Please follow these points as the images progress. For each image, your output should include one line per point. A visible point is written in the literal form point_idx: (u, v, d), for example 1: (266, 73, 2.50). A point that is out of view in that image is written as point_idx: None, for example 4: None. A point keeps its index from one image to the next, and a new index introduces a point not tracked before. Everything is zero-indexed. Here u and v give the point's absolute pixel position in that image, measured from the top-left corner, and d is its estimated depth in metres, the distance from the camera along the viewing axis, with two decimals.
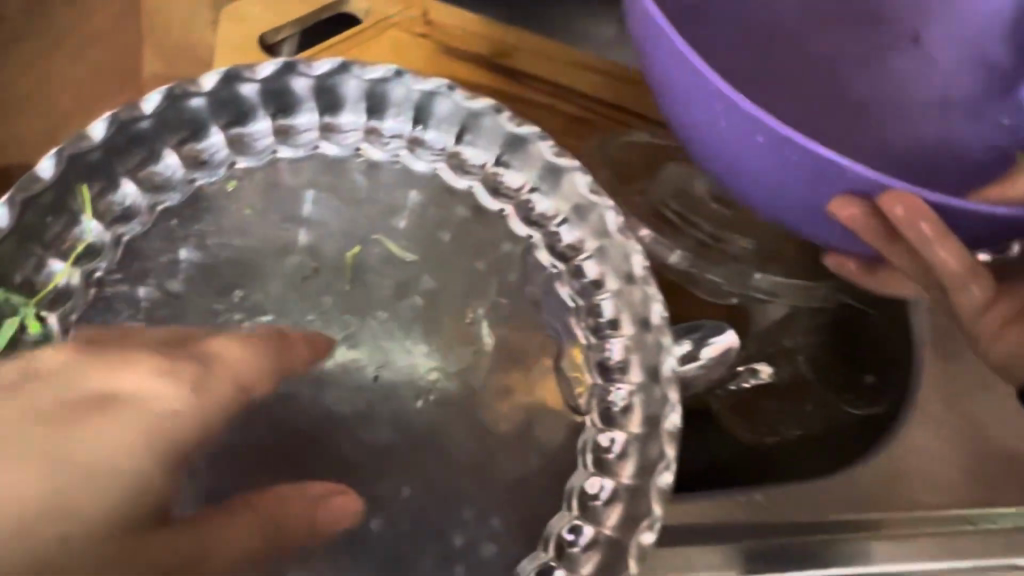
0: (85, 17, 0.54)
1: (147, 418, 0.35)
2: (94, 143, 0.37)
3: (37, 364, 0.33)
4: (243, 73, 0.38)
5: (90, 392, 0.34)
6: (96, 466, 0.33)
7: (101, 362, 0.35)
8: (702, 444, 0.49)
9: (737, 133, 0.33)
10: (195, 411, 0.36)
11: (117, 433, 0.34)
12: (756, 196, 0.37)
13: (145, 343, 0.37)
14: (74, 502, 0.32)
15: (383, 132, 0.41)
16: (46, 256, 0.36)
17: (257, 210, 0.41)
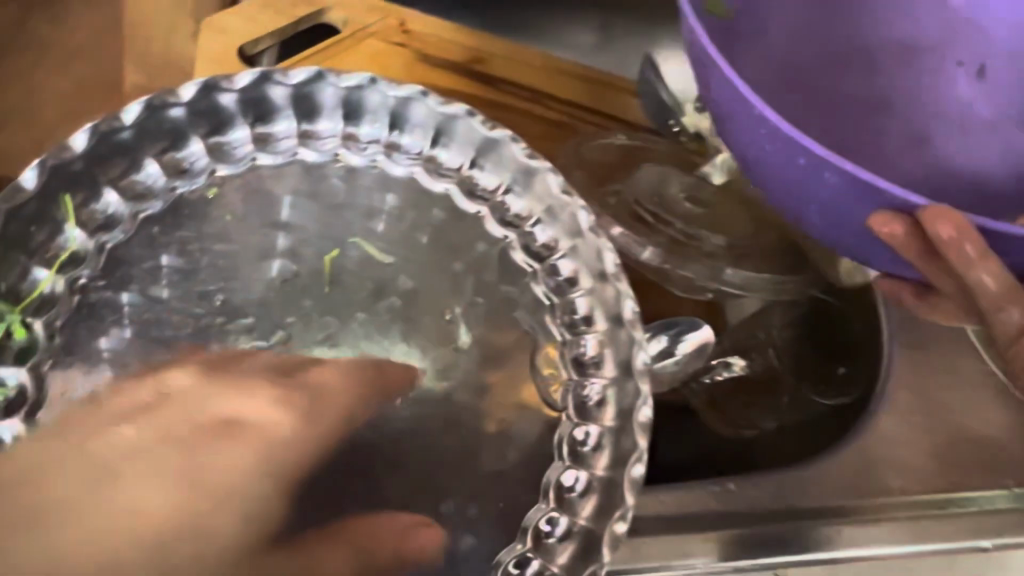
0: (71, 35, 0.56)
1: (264, 440, 0.40)
2: (76, 153, 0.37)
3: (165, 390, 0.38)
4: (222, 84, 0.39)
5: (215, 416, 0.39)
6: (222, 484, 0.37)
7: (218, 390, 0.40)
8: (683, 438, 0.51)
9: (783, 157, 0.33)
10: (305, 435, 0.41)
11: (236, 455, 0.39)
12: (808, 221, 0.37)
13: (252, 372, 0.42)
14: (205, 516, 0.36)
15: (361, 138, 0.42)
16: (30, 264, 0.36)
17: (238, 216, 0.42)
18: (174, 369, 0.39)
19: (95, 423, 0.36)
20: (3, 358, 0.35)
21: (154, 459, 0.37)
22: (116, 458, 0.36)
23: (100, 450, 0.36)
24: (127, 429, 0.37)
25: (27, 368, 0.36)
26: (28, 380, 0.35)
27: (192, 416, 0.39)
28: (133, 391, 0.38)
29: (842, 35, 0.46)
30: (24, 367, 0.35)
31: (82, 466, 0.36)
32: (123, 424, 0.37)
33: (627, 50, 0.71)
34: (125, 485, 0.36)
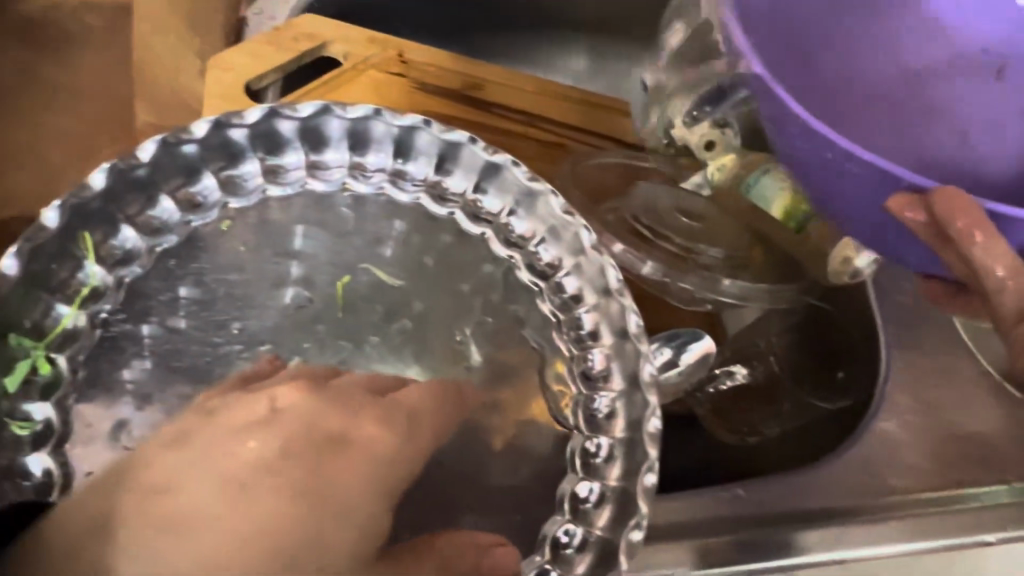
0: (77, 76, 0.57)
1: (371, 463, 0.38)
2: (94, 192, 0.38)
3: (280, 405, 0.38)
4: (231, 120, 0.40)
5: (325, 432, 0.38)
6: (333, 496, 0.36)
7: (325, 405, 0.39)
8: (688, 448, 0.53)
9: (811, 151, 0.36)
10: (402, 454, 0.39)
11: (345, 470, 0.37)
12: (839, 214, 0.39)
13: (353, 388, 0.41)
14: (321, 532, 0.35)
15: (367, 167, 0.43)
16: (53, 300, 0.37)
17: (251, 247, 0.44)
18: (285, 386, 0.39)
19: (216, 438, 0.37)
20: (30, 394, 0.36)
21: (275, 473, 0.37)
22: (241, 471, 0.36)
23: (224, 462, 0.36)
24: (252, 444, 0.37)
25: (51, 402, 0.36)
26: (53, 413, 0.36)
27: (300, 432, 0.38)
28: (248, 407, 0.38)
29: (863, 29, 0.46)
30: (49, 401, 0.36)
31: (207, 475, 0.36)
32: (246, 439, 0.37)
33: (616, 71, 0.73)
34: (251, 495, 0.36)
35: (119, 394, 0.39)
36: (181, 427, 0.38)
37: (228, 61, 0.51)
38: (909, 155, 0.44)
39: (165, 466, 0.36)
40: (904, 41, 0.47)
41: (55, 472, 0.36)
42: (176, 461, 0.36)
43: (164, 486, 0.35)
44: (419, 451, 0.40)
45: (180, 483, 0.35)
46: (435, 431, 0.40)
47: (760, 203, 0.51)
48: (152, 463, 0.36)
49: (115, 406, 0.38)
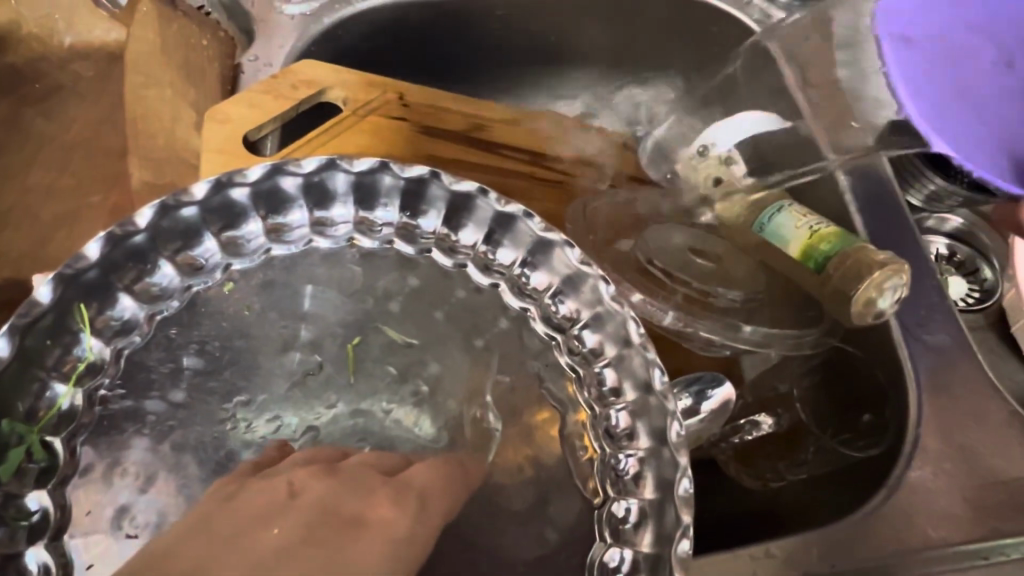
0: (64, 129, 0.55)
1: (390, 551, 0.31)
2: (90, 262, 0.36)
3: (298, 489, 0.33)
4: (233, 179, 0.39)
5: (346, 514, 0.32)
6: None
7: (340, 489, 0.33)
8: (712, 494, 0.53)
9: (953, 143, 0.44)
10: (416, 541, 0.32)
11: (368, 555, 0.30)
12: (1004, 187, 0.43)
13: (361, 469, 0.35)
14: None
15: (375, 222, 0.43)
16: (49, 378, 0.35)
17: (255, 309, 0.41)
18: (298, 471, 0.35)
19: (235, 526, 0.31)
20: (24, 483, 0.33)
21: (300, 563, 0.29)
22: (263, 559, 0.29)
23: (246, 549, 0.29)
24: (276, 528, 0.30)
25: (48, 489, 0.34)
26: (50, 501, 0.34)
27: (318, 512, 0.32)
28: (266, 492, 0.33)
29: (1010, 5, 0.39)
30: (45, 488, 0.34)
31: (235, 563, 0.29)
32: (268, 526, 0.31)
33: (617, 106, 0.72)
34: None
35: (118, 475, 0.36)
36: (199, 515, 0.32)
37: (222, 110, 0.49)
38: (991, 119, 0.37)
39: (186, 553, 0.29)
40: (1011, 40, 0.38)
41: (52, 566, 0.33)
42: (195, 547, 0.30)
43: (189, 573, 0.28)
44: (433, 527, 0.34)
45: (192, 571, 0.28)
46: (445, 505, 0.35)
47: (774, 240, 0.48)
48: (153, 557, 0.30)
49: (113, 489, 0.35)
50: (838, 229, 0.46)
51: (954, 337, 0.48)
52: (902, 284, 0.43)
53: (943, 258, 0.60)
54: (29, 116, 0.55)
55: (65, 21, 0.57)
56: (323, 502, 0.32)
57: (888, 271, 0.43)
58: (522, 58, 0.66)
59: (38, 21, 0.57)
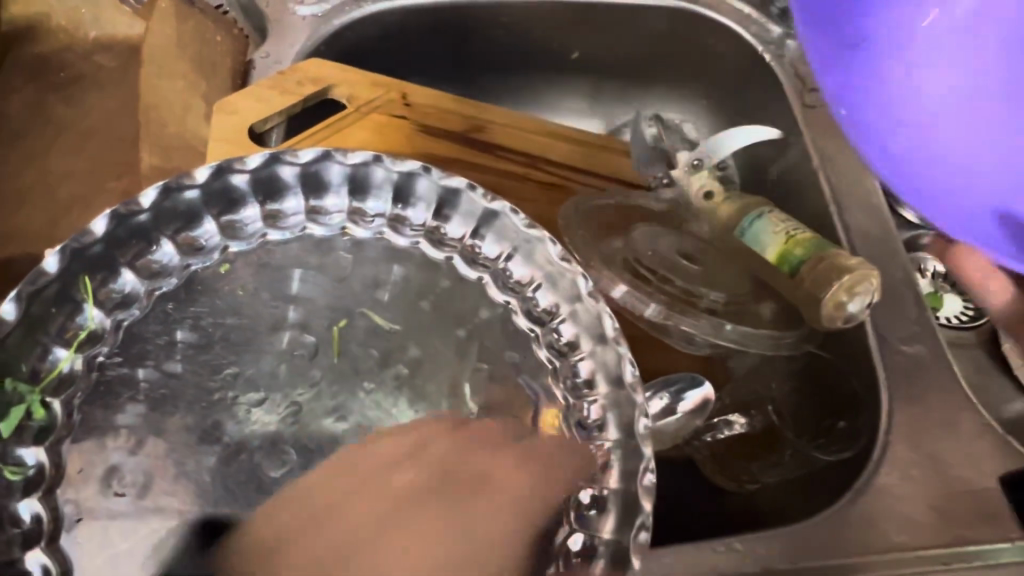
0: (77, 110, 0.56)
1: (511, 510, 0.38)
2: (96, 237, 0.39)
3: (429, 439, 0.40)
4: (233, 166, 0.42)
5: (469, 471, 0.39)
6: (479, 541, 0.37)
7: (466, 445, 0.40)
8: (687, 494, 0.53)
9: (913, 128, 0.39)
10: (539, 502, 0.38)
11: (490, 513, 0.38)
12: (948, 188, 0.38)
13: (483, 430, 0.41)
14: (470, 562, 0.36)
15: (367, 213, 0.45)
16: (52, 343, 0.38)
17: (249, 290, 0.43)
18: (430, 427, 0.41)
19: (374, 466, 0.39)
20: (22, 439, 0.36)
21: (426, 506, 0.38)
22: (400, 498, 0.38)
23: (388, 492, 0.38)
24: (407, 475, 0.39)
25: (45, 446, 0.36)
26: (46, 457, 0.36)
27: (443, 463, 0.39)
28: (401, 439, 0.41)
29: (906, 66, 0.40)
30: (43, 446, 0.36)
31: (380, 502, 0.38)
32: (399, 471, 0.39)
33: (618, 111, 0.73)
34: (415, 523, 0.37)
35: (111, 439, 0.38)
36: (341, 458, 0.40)
37: (231, 101, 0.51)
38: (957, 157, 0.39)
39: (327, 493, 0.38)
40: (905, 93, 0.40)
41: (44, 516, 0.35)
42: (341, 485, 0.39)
43: (331, 508, 0.38)
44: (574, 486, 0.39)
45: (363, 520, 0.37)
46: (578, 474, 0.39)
47: (753, 245, 0.52)
48: (306, 492, 0.39)
49: (106, 450, 0.38)
50: (814, 235, 0.49)
51: (932, 349, 0.49)
52: (872, 290, 0.47)
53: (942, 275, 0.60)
54: (54, 104, 0.56)
55: (93, 16, 0.59)
56: (449, 452, 0.40)
57: (858, 275, 0.46)
58: (526, 62, 0.68)
59: (65, 13, 0.59)
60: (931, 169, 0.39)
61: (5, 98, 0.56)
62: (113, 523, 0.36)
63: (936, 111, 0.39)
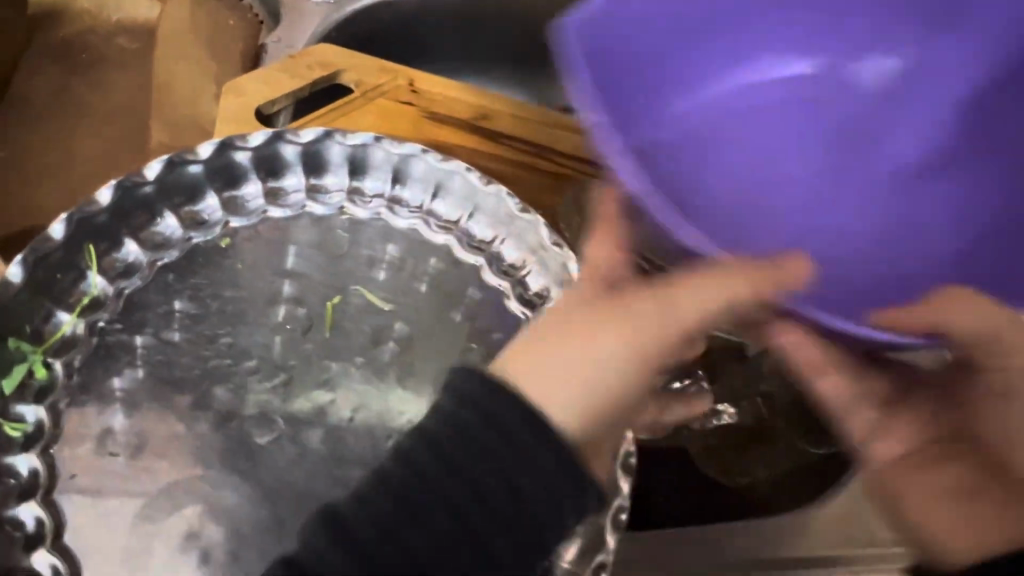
0: (97, 91, 0.58)
1: (602, 259, 0.37)
2: (102, 207, 0.41)
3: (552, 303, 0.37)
4: (236, 143, 0.44)
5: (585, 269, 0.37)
6: (593, 303, 0.34)
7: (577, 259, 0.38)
8: (668, 484, 0.49)
9: (777, 197, 0.48)
10: (612, 238, 0.37)
11: (591, 287, 0.35)
12: (831, 242, 0.47)
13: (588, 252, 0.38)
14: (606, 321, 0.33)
15: (365, 193, 0.46)
16: (55, 307, 0.40)
17: (247, 264, 0.44)
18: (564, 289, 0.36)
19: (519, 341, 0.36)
20: (24, 397, 0.38)
21: (568, 316, 0.34)
22: (548, 330, 0.34)
23: (544, 335, 0.34)
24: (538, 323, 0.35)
25: (45, 405, 0.38)
26: (45, 415, 0.38)
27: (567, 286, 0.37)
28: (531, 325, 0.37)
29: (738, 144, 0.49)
30: (43, 404, 0.38)
31: (544, 343, 0.34)
32: (533, 328, 0.35)
33: None
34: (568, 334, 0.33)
35: (109, 402, 0.39)
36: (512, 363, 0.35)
37: (241, 86, 0.53)
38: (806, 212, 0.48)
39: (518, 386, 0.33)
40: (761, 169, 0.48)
41: (41, 472, 0.37)
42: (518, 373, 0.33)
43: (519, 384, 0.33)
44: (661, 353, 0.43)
45: (571, 339, 0.33)
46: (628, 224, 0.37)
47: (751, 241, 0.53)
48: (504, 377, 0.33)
49: (105, 413, 0.39)
50: None
51: None
52: None
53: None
54: (76, 86, 0.58)
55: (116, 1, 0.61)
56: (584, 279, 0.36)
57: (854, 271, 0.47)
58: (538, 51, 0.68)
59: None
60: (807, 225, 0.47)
61: (29, 78, 0.58)
62: (108, 483, 0.37)
63: (729, 199, 0.47)
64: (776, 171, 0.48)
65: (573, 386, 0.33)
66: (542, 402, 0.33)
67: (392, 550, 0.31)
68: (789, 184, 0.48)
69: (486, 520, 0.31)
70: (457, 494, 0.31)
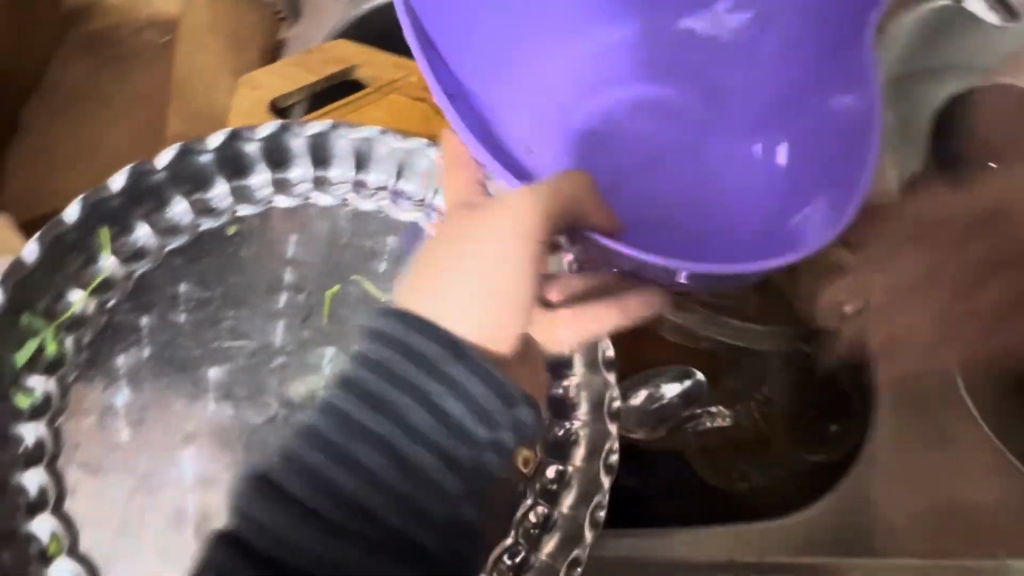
0: (126, 85, 0.60)
1: (463, 200, 0.43)
2: (114, 192, 0.43)
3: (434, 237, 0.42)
4: (245, 133, 0.45)
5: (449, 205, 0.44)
6: (465, 236, 0.40)
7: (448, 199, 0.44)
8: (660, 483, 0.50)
9: (669, 177, 0.53)
10: (464, 183, 0.44)
11: (457, 223, 0.41)
12: (732, 205, 0.51)
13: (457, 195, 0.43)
14: (476, 250, 0.39)
15: (370, 185, 0.47)
16: (68, 286, 0.41)
17: (252, 252, 0.46)
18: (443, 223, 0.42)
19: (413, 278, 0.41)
20: (34, 367, 0.39)
21: (447, 253, 0.40)
22: (436, 266, 0.40)
23: (429, 275, 0.40)
24: (423, 262, 0.41)
25: (53, 378, 0.40)
26: (54, 389, 0.39)
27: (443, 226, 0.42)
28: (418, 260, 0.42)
29: (621, 140, 0.55)
30: (51, 377, 0.40)
31: (431, 281, 0.39)
32: (423, 267, 0.41)
33: None
34: (455, 266, 0.39)
35: (113, 378, 0.41)
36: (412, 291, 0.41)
37: (257, 81, 0.55)
38: (689, 188, 0.53)
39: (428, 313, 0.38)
40: (645, 159, 0.54)
41: (46, 443, 0.38)
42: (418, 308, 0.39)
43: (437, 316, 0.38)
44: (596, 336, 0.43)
45: (449, 270, 0.39)
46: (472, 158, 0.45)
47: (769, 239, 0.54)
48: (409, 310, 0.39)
49: (109, 388, 0.41)
50: None
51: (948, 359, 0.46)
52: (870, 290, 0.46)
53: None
54: (104, 81, 0.61)
55: None
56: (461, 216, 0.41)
57: None
58: None
59: None
60: (693, 207, 0.52)
61: (62, 71, 0.61)
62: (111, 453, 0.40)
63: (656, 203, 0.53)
64: (654, 159, 0.54)
65: (467, 307, 0.38)
66: (440, 321, 0.38)
67: (329, 499, 0.34)
68: (676, 171, 0.53)
69: (416, 442, 0.35)
70: (387, 424, 0.35)
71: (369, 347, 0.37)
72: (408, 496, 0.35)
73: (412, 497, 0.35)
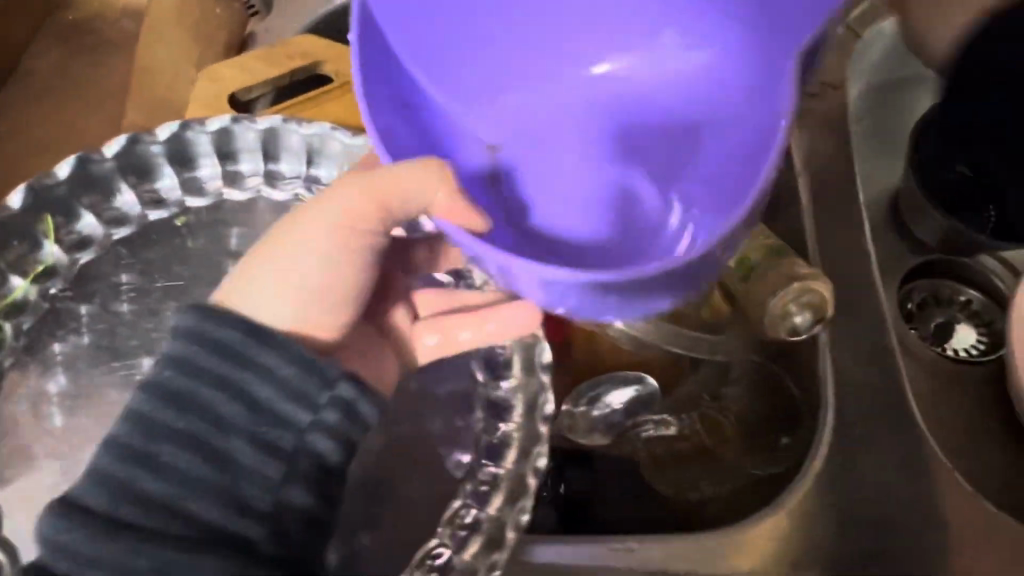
0: (98, 73, 0.61)
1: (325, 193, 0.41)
2: (58, 179, 0.43)
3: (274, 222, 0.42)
4: (194, 125, 0.45)
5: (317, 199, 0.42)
6: (295, 222, 0.39)
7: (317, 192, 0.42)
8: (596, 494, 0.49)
9: (573, 174, 0.44)
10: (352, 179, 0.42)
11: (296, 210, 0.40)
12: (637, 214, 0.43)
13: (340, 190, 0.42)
14: (306, 234, 0.38)
15: (321, 180, 0.46)
16: (8, 273, 0.41)
17: (198, 243, 0.46)
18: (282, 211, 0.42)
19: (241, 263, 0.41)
20: None
21: (275, 240, 0.39)
22: (263, 254, 0.39)
23: (256, 261, 0.39)
24: (255, 246, 0.40)
25: None
26: None
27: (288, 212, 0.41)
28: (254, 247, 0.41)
29: (539, 121, 0.45)
30: None
31: (256, 268, 0.39)
32: (252, 251, 0.40)
33: None
34: (280, 254, 0.39)
35: (52, 365, 0.42)
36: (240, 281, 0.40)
37: (218, 72, 0.55)
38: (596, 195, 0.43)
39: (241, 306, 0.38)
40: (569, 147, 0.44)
41: None
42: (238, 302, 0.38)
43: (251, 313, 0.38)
44: (533, 334, 0.43)
45: (274, 258, 0.39)
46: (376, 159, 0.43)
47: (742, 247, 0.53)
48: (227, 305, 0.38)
49: (46, 375, 0.42)
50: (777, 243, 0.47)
51: (886, 375, 0.48)
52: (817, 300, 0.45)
53: (952, 304, 0.55)
54: (79, 66, 0.61)
55: None
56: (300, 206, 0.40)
57: (795, 289, 0.45)
58: None
59: None
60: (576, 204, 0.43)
61: (38, 58, 0.62)
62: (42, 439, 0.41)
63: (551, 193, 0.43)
64: (567, 152, 0.44)
65: (281, 300, 0.38)
66: (256, 315, 0.38)
67: (133, 505, 0.34)
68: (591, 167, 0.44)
69: (227, 433, 0.35)
70: (197, 420, 0.35)
71: (167, 346, 0.37)
72: (225, 490, 0.35)
73: (224, 489, 0.35)
